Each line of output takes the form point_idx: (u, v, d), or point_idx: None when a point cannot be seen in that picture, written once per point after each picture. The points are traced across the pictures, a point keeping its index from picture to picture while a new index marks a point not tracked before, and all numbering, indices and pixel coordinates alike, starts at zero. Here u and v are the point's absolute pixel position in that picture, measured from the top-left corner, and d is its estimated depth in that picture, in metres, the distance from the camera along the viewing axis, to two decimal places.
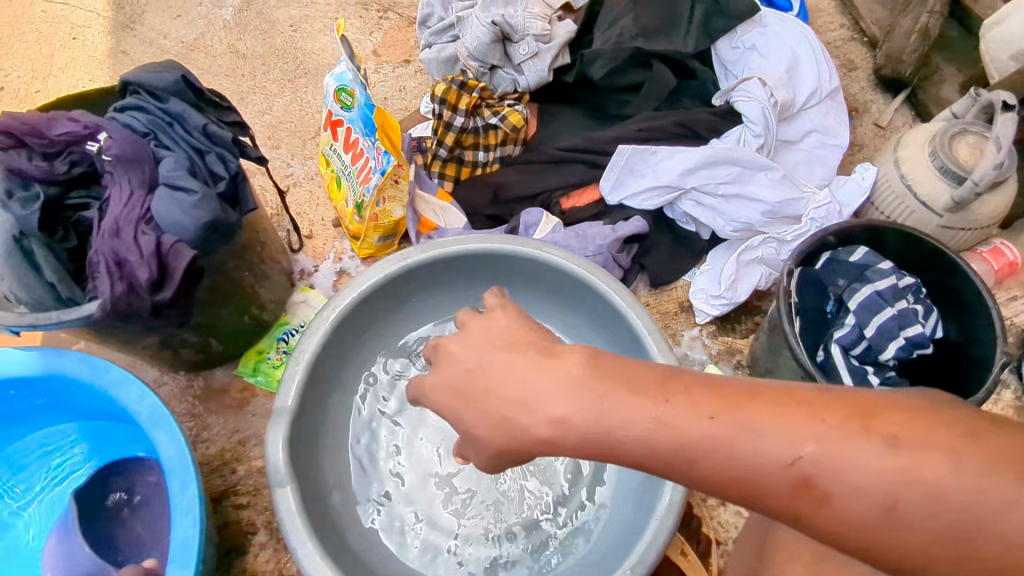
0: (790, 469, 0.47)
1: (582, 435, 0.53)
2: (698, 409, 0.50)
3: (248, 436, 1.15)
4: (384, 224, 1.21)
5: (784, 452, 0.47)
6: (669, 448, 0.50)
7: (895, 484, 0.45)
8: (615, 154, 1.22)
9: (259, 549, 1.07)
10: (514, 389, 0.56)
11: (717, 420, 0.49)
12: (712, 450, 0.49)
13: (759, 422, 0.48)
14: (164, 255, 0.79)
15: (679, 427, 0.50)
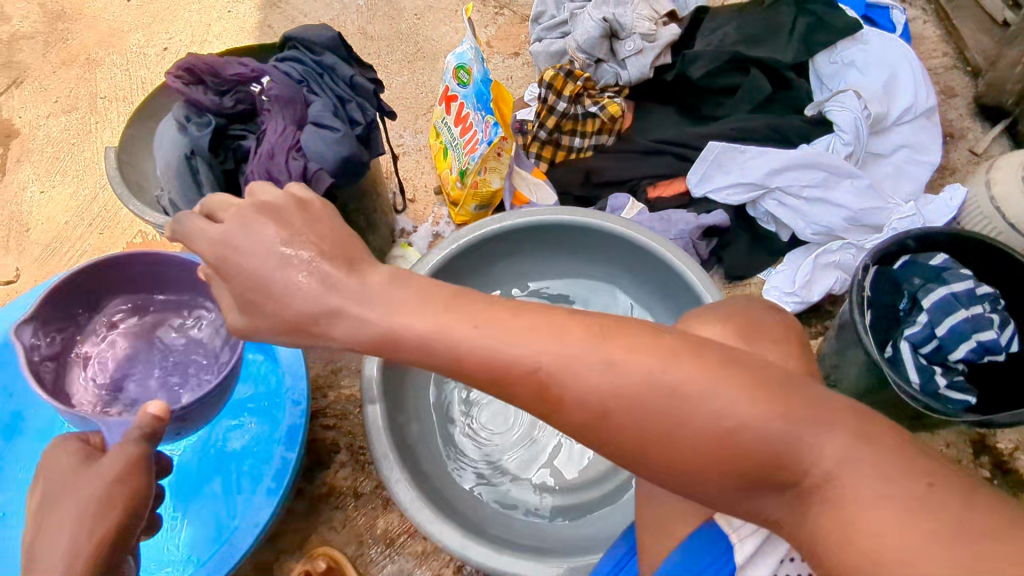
0: (532, 372, 0.52)
1: (389, 336, 0.56)
2: (464, 319, 0.55)
3: (340, 366, 1.27)
4: (482, 193, 1.32)
5: (527, 359, 0.52)
6: (442, 347, 0.55)
7: (609, 393, 0.51)
8: (706, 149, 1.30)
9: (338, 466, 1.18)
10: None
11: (477, 326, 0.54)
12: (475, 355, 0.54)
13: (517, 327, 0.53)
14: (308, 178, 0.91)
15: (446, 333, 0.54)
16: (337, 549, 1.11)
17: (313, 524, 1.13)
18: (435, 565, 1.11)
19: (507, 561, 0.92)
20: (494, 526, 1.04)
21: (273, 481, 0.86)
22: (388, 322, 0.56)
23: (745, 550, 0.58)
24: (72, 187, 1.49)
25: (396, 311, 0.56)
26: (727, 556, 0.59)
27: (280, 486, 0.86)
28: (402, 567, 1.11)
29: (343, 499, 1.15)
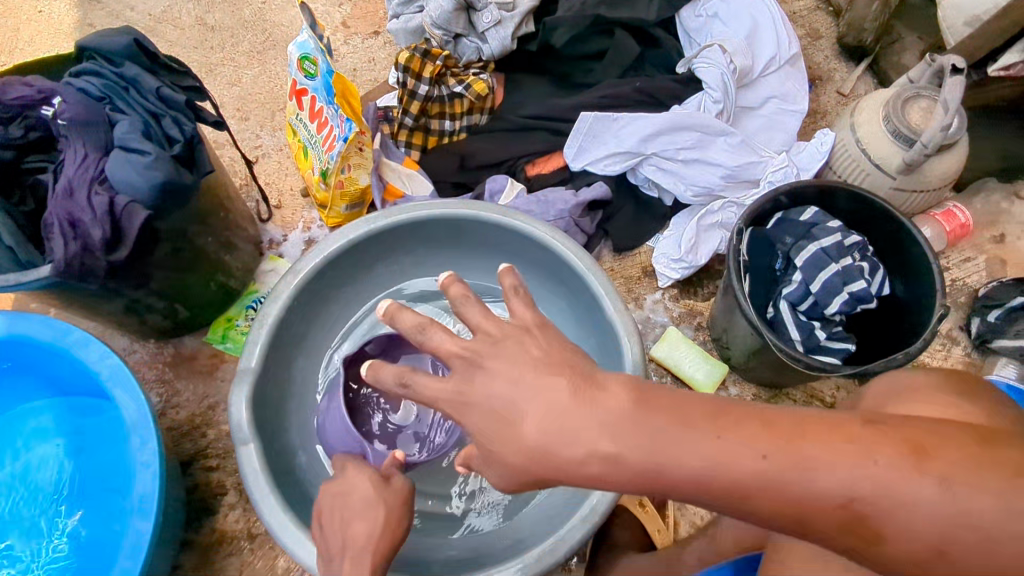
0: (842, 503, 0.45)
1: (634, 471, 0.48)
2: (751, 446, 0.46)
3: (217, 402, 1.14)
4: (351, 192, 1.22)
5: (836, 492, 0.45)
6: (725, 486, 0.47)
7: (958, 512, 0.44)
8: (578, 121, 1.25)
9: (227, 510, 1.06)
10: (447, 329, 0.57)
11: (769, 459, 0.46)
12: (773, 490, 0.46)
13: (814, 457, 0.45)
14: (118, 215, 0.80)
15: (735, 465, 0.46)
16: None
17: None
18: None
19: None
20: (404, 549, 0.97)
21: (128, 559, 0.76)
22: (659, 458, 0.47)
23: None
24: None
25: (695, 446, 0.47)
26: None
27: (137, 565, 0.76)
28: None
29: (237, 544, 1.04)
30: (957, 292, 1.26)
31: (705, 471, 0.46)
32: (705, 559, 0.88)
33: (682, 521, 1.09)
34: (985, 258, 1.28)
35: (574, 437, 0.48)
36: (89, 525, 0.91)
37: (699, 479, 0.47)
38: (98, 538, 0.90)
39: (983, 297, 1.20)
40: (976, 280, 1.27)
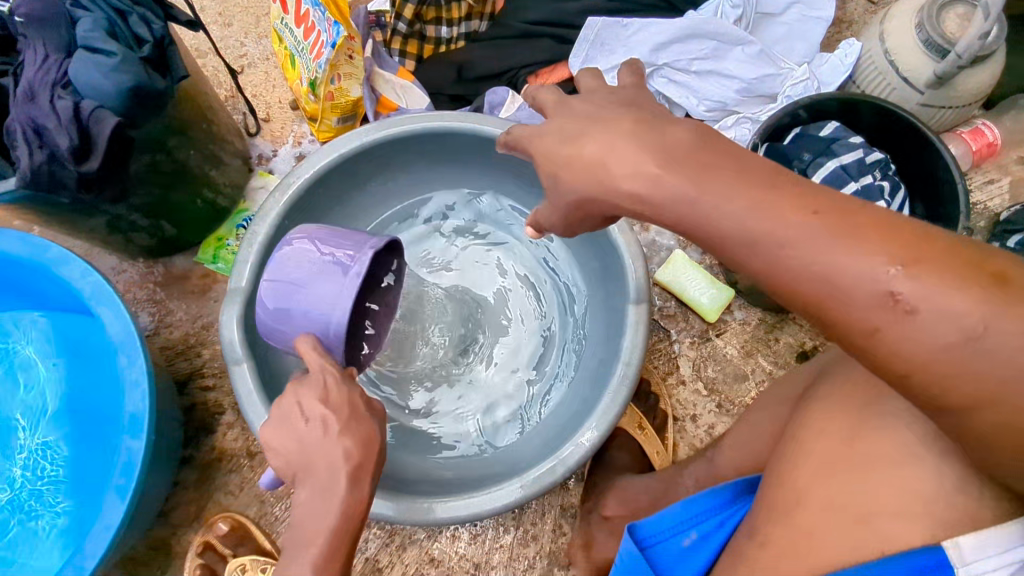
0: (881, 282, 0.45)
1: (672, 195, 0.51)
2: (800, 203, 0.48)
3: (212, 322, 1.12)
4: (341, 104, 1.16)
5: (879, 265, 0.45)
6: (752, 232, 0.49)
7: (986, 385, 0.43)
8: (585, 27, 1.16)
9: (226, 429, 1.06)
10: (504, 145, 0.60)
11: (821, 213, 0.47)
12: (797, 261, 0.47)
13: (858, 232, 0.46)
14: (85, 120, 0.73)
15: (773, 209, 0.48)
16: (238, 513, 1.01)
17: (207, 495, 1.02)
18: None
19: (406, 506, 0.86)
20: (402, 467, 0.97)
21: (122, 476, 0.75)
22: (700, 196, 0.50)
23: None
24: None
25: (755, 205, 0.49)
26: None
27: (131, 482, 0.75)
28: None
29: (237, 461, 1.04)
30: (977, 217, 1.21)
31: (743, 222, 0.49)
32: (705, 482, 0.87)
33: (680, 443, 1.09)
34: (1010, 181, 1.22)
35: (627, 152, 0.52)
36: (83, 443, 0.91)
37: (734, 232, 0.49)
38: (95, 455, 0.90)
39: (1005, 221, 1.15)
40: (997, 205, 1.21)
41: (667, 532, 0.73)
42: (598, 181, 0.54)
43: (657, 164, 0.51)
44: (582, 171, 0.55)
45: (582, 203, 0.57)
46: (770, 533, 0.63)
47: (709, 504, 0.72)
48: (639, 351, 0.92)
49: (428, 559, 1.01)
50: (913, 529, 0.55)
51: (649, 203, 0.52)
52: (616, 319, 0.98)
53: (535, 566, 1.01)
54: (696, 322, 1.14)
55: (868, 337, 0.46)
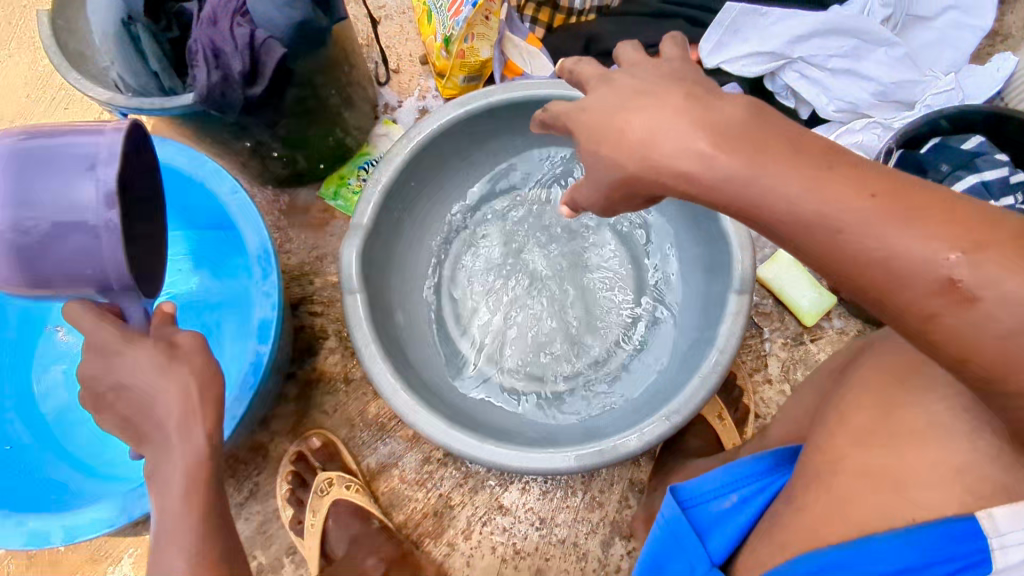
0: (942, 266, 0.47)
1: (723, 175, 0.52)
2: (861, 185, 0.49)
3: (326, 253, 1.20)
4: (470, 63, 1.19)
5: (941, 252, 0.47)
6: (817, 214, 0.49)
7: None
8: (724, 10, 1.13)
9: (328, 353, 1.13)
10: (588, 115, 0.59)
11: (878, 197, 0.48)
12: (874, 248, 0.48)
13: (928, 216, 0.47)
14: (257, 49, 0.79)
15: (833, 195, 0.49)
16: (330, 432, 1.09)
17: (304, 410, 1.11)
18: (425, 448, 1.08)
19: (490, 452, 0.91)
20: (486, 416, 1.01)
21: (249, 377, 0.83)
22: (778, 176, 0.50)
23: (1005, 559, 0.54)
24: (6, 53, 1.31)
25: (820, 186, 0.49)
26: (980, 556, 0.55)
27: (256, 383, 0.83)
28: (394, 450, 1.08)
29: (335, 385, 1.12)
30: None
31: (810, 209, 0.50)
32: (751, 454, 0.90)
33: None
34: None
35: (679, 130, 0.53)
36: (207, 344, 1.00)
37: (793, 214, 0.50)
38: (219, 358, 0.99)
39: None
40: None
41: (709, 494, 0.77)
42: (643, 164, 0.55)
43: (709, 145, 0.52)
44: (626, 151, 0.55)
45: (628, 180, 0.56)
46: (805, 499, 0.67)
47: (752, 470, 0.77)
48: (735, 340, 0.92)
49: (497, 506, 1.05)
50: (945, 498, 0.59)
51: (699, 182, 0.53)
52: (715, 306, 0.98)
53: (597, 531, 1.04)
54: (792, 323, 1.13)
55: (927, 321, 0.48)
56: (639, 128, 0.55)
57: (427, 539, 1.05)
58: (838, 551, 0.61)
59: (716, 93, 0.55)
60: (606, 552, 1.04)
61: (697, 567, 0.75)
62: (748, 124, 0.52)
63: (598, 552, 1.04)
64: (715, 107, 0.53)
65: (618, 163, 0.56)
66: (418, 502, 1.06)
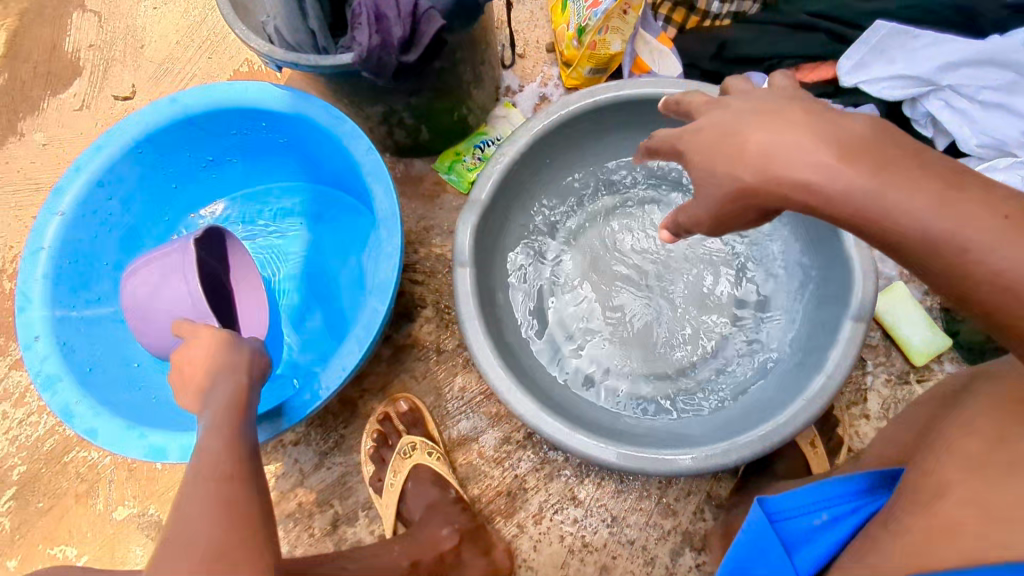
0: None
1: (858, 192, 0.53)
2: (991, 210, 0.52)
3: (432, 225, 1.22)
4: (600, 55, 1.19)
5: None
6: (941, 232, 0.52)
7: None
8: (870, 30, 1.10)
9: (424, 321, 1.16)
10: (740, 112, 0.59)
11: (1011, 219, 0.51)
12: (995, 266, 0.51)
13: None
14: (418, 18, 0.82)
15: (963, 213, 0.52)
16: (416, 398, 1.11)
17: (395, 373, 1.14)
18: (507, 428, 1.09)
19: (580, 441, 0.91)
20: (574, 405, 1.02)
21: (362, 330, 0.86)
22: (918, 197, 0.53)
23: None
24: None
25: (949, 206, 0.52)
26: None
27: (368, 338, 0.86)
28: (477, 424, 1.10)
29: (426, 353, 1.15)
30: None
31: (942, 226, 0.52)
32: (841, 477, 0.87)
33: None
34: None
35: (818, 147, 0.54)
36: (321, 296, 1.05)
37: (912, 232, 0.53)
38: (328, 310, 1.04)
39: None
40: None
41: (798, 509, 0.69)
42: (760, 176, 0.57)
43: (832, 156, 0.54)
44: (745, 166, 0.57)
45: (741, 193, 0.59)
46: (908, 526, 0.62)
47: (844, 490, 0.70)
48: (846, 366, 0.89)
49: (570, 497, 1.06)
50: None
51: (819, 193, 0.54)
52: (827, 328, 0.95)
53: (668, 538, 1.03)
54: (899, 361, 1.08)
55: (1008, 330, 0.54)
56: (793, 138, 0.55)
57: (498, 516, 1.06)
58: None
59: (840, 109, 0.57)
60: (674, 561, 1.03)
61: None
62: (871, 140, 0.54)
63: (666, 560, 1.03)
64: (854, 134, 0.54)
65: (732, 174, 0.58)
66: (493, 479, 1.08)
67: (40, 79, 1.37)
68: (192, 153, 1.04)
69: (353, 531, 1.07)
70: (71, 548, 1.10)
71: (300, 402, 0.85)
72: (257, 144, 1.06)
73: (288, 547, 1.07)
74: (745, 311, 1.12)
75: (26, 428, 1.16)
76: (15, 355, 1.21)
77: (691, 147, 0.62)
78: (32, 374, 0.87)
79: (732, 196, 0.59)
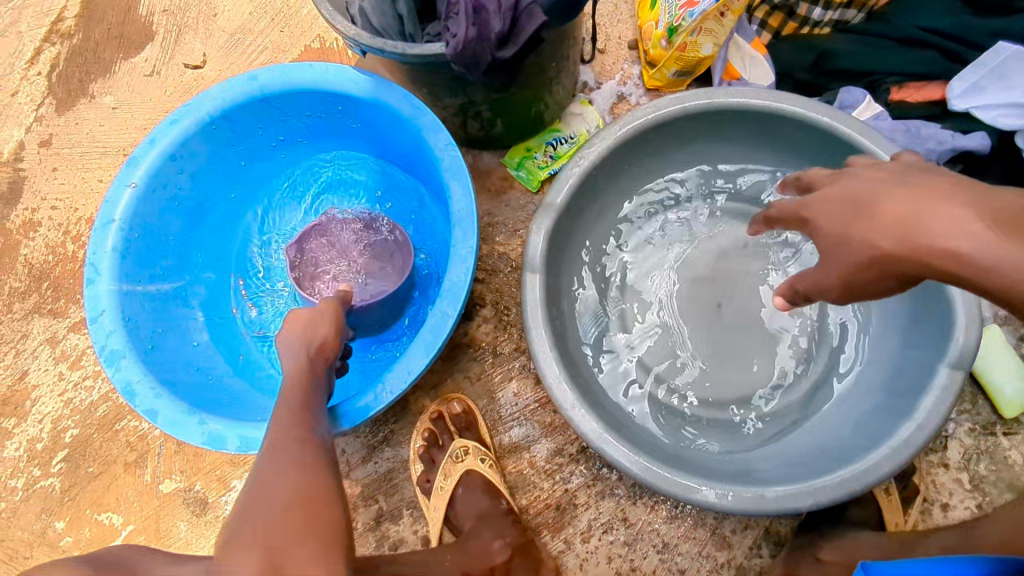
0: None
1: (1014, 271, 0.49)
2: None
3: (496, 222, 1.18)
4: (688, 58, 1.13)
5: None
6: None
7: None
8: (990, 52, 1.04)
9: (482, 321, 1.13)
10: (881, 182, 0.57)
11: None
12: None
13: None
14: (519, 12, 0.78)
15: None
16: (470, 400, 1.08)
17: (449, 370, 1.11)
18: (561, 439, 1.06)
19: (643, 467, 0.87)
20: (635, 426, 0.98)
21: (431, 334, 0.83)
22: None
23: None
24: None
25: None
26: None
27: (437, 343, 0.83)
28: (530, 433, 1.07)
29: (482, 353, 1.11)
30: None
31: None
32: (921, 537, 0.83)
33: (919, 524, 0.98)
34: None
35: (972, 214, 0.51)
36: None
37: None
38: None
39: None
40: None
41: None
42: (902, 247, 0.54)
43: (988, 227, 0.50)
44: (886, 232, 0.55)
45: (878, 262, 0.56)
46: None
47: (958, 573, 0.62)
48: (939, 416, 0.84)
49: (621, 517, 1.02)
50: None
51: (972, 264, 0.51)
52: (919, 372, 0.90)
53: (721, 571, 0.99)
54: (984, 410, 1.02)
55: None
56: (934, 209, 0.52)
57: (545, 529, 1.03)
58: None
59: (981, 192, 0.52)
60: None
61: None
62: (1017, 220, 0.50)
63: None
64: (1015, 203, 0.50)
65: (869, 242, 0.56)
66: (542, 491, 1.05)
67: (113, 42, 1.36)
68: (265, 132, 1.02)
69: (395, 529, 1.05)
70: (117, 516, 1.11)
71: (362, 404, 0.83)
72: (329, 126, 1.04)
73: None
74: (821, 342, 1.06)
75: (81, 392, 1.17)
76: (74, 318, 1.21)
77: (826, 213, 0.61)
78: (97, 349, 0.86)
79: (867, 265, 0.57)
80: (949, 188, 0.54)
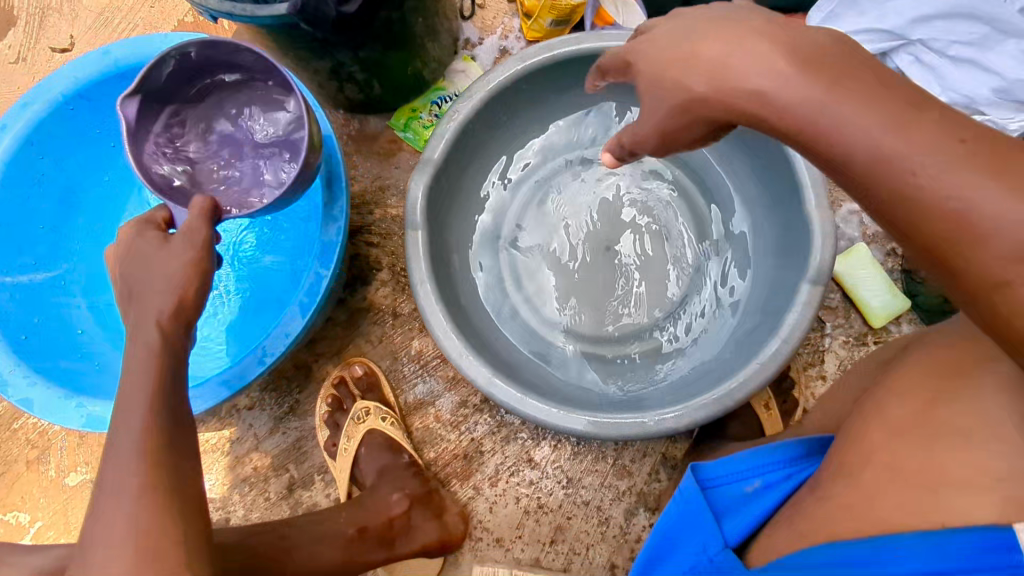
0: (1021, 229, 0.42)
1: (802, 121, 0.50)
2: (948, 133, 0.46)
3: (387, 185, 1.19)
4: (560, 6, 1.13)
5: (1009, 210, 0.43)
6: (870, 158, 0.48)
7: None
8: None
9: (379, 284, 1.13)
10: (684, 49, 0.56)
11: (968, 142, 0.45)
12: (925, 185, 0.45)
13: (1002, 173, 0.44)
14: None
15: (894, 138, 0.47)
16: (372, 362, 1.09)
17: (351, 336, 1.12)
18: (464, 391, 1.08)
19: (530, 406, 0.90)
20: (530, 370, 1.02)
21: (306, 296, 0.83)
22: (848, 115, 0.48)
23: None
24: None
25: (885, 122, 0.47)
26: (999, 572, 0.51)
27: (312, 303, 0.83)
28: (434, 388, 1.09)
29: (382, 317, 1.12)
30: None
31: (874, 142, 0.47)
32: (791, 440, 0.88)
33: None
34: None
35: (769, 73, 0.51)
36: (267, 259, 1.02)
37: (861, 147, 0.48)
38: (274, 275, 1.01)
39: None
40: None
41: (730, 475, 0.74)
42: (708, 85, 0.54)
43: (789, 65, 0.51)
44: (697, 73, 0.55)
45: (690, 105, 0.56)
46: (830, 492, 0.64)
47: (773, 458, 0.74)
48: (802, 328, 0.88)
49: (527, 459, 1.06)
50: (983, 506, 0.53)
51: (770, 101, 0.52)
52: (784, 290, 0.94)
53: (623, 498, 1.04)
54: (857, 323, 1.08)
55: (994, 289, 0.44)
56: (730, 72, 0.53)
57: (454, 479, 1.06)
58: (852, 548, 0.57)
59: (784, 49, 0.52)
60: (628, 521, 1.04)
61: (710, 553, 0.67)
62: (811, 84, 0.50)
63: (620, 520, 1.04)
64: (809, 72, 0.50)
65: (683, 83, 0.56)
66: (449, 443, 1.07)
67: None
68: None
69: (308, 495, 1.07)
70: (24, 514, 1.09)
71: (242, 367, 0.83)
72: None
73: (244, 511, 1.07)
74: (704, 275, 1.12)
75: None
76: None
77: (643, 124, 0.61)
78: None
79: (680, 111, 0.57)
80: (743, 53, 0.53)
